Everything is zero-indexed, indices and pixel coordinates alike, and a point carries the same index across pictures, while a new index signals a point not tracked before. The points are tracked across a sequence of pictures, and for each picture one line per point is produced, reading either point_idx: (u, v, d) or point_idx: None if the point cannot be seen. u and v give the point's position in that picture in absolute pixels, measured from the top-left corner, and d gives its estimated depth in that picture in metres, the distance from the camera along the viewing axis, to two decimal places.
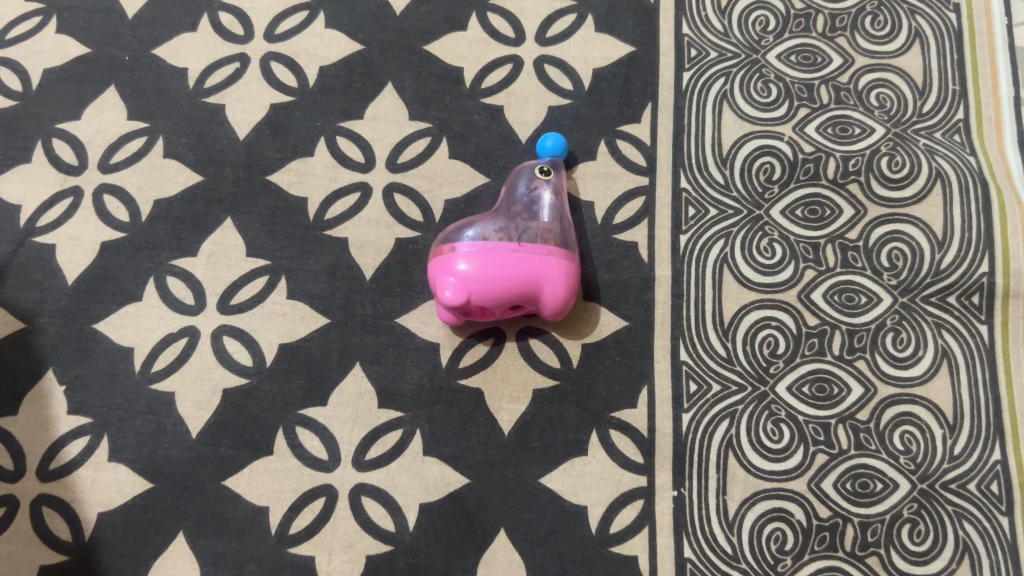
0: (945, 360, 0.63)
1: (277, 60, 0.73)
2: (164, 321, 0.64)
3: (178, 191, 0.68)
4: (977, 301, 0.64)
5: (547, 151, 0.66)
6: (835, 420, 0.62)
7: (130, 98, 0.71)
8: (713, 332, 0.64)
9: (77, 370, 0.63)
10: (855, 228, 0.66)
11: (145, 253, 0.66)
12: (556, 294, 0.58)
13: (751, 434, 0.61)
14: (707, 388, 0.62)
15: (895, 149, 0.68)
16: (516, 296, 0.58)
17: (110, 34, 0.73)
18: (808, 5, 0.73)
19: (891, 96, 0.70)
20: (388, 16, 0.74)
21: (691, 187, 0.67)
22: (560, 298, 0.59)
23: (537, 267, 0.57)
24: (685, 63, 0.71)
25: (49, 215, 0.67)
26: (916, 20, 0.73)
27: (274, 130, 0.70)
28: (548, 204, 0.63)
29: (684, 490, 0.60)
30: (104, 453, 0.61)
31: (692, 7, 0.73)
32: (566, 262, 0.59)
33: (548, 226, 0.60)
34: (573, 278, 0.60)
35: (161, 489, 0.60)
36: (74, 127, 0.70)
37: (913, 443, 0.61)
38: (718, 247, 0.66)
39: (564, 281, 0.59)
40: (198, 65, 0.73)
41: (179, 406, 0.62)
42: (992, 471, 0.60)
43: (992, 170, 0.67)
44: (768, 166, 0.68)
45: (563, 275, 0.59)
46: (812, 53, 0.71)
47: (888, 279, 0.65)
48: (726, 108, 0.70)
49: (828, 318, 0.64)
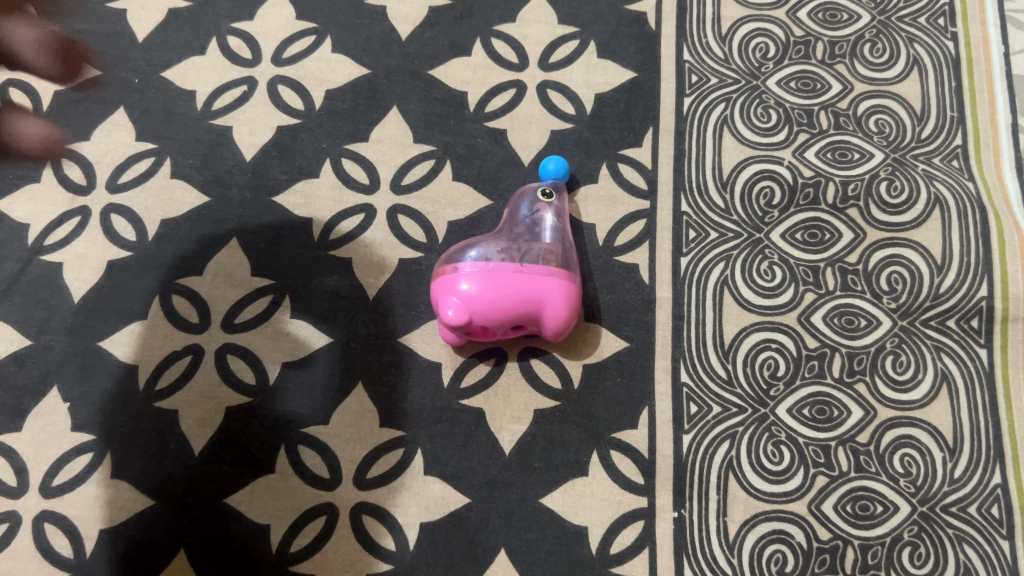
0: (944, 383, 0.63)
1: (284, 83, 0.74)
2: (169, 339, 0.65)
3: (186, 211, 0.69)
4: (976, 325, 0.64)
5: (550, 174, 0.67)
6: (835, 442, 0.62)
7: (138, 119, 0.72)
8: (713, 353, 0.64)
9: (82, 387, 0.64)
10: (855, 252, 0.67)
11: (152, 272, 0.67)
12: (560, 314, 0.59)
13: (751, 455, 0.61)
14: (708, 409, 0.62)
15: (894, 174, 0.69)
16: (519, 316, 0.58)
17: (120, 57, 0.75)
18: (808, 32, 0.74)
19: (891, 121, 0.71)
20: (393, 42, 0.75)
21: (692, 210, 0.68)
22: (561, 318, 0.59)
23: (542, 289, 0.58)
24: (687, 89, 0.72)
25: (56, 234, 0.68)
26: (914, 47, 0.74)
27: (281, 152, 0.71)
28: (550, 226, 0.63)
29: (684, 511, 0.60)
30: (107, 470, 0.61)
31: (692, 34, 0.74)
32: (569, 284, 0.60)
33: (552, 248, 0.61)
34: (575, 297, 0.60)
35: (163, 507, 0.60)
36: (83, 148, 0.71)
37: (913, 466, 0.61)
38: (718, 269, 0.66)
39: (566, 302, 0.59)
40: (207, 88, 0.74)
41: (182, 423, 0.63)
42: (992, 495, 0.60)
43: (990, 195, 0.68)
44: (768, 190, 0.69)
45: (567, 296, 0.59)
46: (812, 80, 0.72)
47: (887, 302, 0.65)
48: (726, 133, 0.71)
49: (828, 341, 0.64)
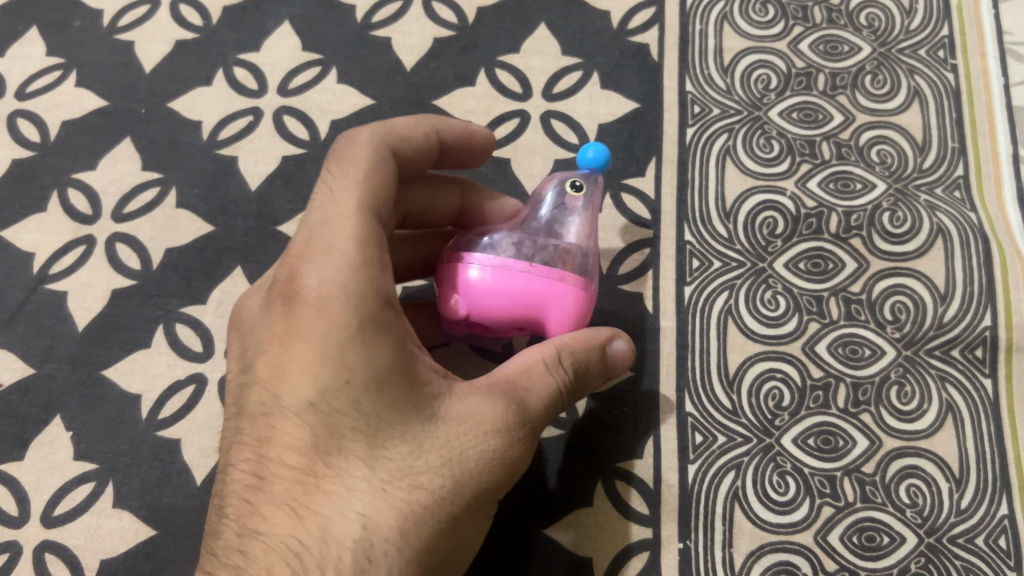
0: (949, 414, 0.62)
1: (289, 113, 0.76)
2: (172, 368, 0.67)
3: (190, 239, 0.71)
4: (980, 355, 0.64)
5: (587, 163, 0.61)
6: (841, 472, 0.61)
7: (144, 149, 0.76)
8: (718, 382, 0.64)
9: (84, 417, 0.66)
10: (858, 281, 0.67)
11: (156, 301, 0.69)
12: (566, 325, 0.53)
13: (757, 486, 0.61)
14: (713, 439, 0.62)
15: (896, 205, 0.69)
16: (516, 317, 0.52)
17: (128, 88, 0.78)
18: (809, 64, 0.74)
19: (893, 152, 0.71)
20: (398, 73, 0.77)
21: (695, 240, 0.69)
22: (560, 317, 0.52)
23: (525, 286, 0.51)
24: (689, 119, 0.73)
25: (61, 263, 0.71)
26: (914, 79, 0.73)
27: (285, 182, 0.73)
28: (566, 221, 0.58)
29: (690, 542, 0.60)
30: (108, 499, 0.63)
31: (694, 66, 0.75)
32: (578, 284, 0.52)
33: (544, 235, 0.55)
34: (585, 300, 0.53)
35: (164, 536, 0.62)
36: (89, 178, 0.75)
37: (919, 496, 0.60)
38: (722, 298, 0.66)
39: (569, 307, 0.52)
40: (212, 118, 0.76)
41: (185, 453, 0.64)
42: (1000, 526, 0.59)
43: (993, 226, 0.68)
44: (771, 220, 0.69)
45: (573, 294, 0.52)
46: (813, 111, 0.73)
47: (891, 331, 0.65)
48: (729, 163, 0.71)
49: (832, 370, 0.64)
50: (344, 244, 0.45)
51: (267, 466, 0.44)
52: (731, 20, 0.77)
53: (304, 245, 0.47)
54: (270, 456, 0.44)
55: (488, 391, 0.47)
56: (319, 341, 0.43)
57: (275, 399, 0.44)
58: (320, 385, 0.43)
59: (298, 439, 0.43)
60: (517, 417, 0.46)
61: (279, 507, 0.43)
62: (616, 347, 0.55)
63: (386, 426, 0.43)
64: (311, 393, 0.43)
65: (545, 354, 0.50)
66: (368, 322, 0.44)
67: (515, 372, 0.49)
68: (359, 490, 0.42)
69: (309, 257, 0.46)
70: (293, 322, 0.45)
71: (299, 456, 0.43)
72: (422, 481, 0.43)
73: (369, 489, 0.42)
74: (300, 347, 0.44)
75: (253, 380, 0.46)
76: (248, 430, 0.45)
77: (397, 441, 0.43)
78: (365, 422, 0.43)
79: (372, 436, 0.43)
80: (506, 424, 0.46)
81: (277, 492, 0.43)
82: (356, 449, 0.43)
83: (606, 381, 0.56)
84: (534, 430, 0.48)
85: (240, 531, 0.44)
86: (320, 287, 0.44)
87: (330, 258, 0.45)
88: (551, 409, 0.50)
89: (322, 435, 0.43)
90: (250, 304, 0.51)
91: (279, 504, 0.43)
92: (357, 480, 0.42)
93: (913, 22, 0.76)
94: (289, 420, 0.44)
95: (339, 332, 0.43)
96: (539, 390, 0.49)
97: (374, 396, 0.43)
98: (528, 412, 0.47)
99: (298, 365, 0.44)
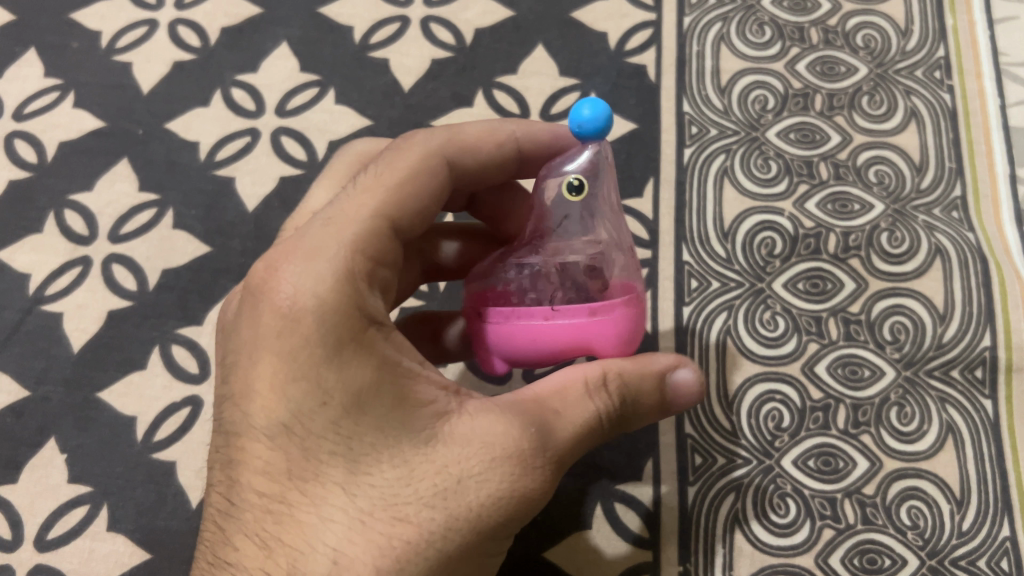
0: (950, 434, 0.62)
1: (287, 134, 0.76)
2: (167, 390, 0.66)
3: (187, 260, 0.71)
4: (980, 375, 0.63)
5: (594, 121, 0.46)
6: (841, 494, 0.61)
7: (141, 170, 0.75)
8: (717, 404, 0.64)
9: (78, 439, 0.65)
10: (857, 302, 0.66)
11: (151, 322, 0.69)
12: (619, 350, 0.47)
13: (757, 508, 0.61)
14: (713, 461, 0.62)
15: (895, 225, 0.69)
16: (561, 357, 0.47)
17: (126, 109, 0.78)
18: (807, 85, 0.75)
19: (890, 172, 0.71)
20: (396, 93, 0.77)
21: (693, 260, 0.69)
22: (615, 347, 0.47)
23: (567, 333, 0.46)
24: (686, 140, 0.73)
25: (58, 284, 0.71)
26: (911, 99, 0.74)
27: (283, 203, 0.73)
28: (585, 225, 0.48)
29: (689, 565, 0.60)
30: (103, 522, 0.63)
31: (692, 87, 0.75)
32: (616, 311, 0.45)
33: (567, 251, 0.48)
34: (633, 320, 0.47)
35: (158, 560, 0.61)
36: (86, 199, 0.75)
37: (920, 518, 0.60)
38: (721, 319, 0.66)
39: (615, 336, 0.46)
40: (210, 139, 0.76)
41: (179, 476, 0.64)
42: (1001, 548, 0.59)
43: (991, 246, 0.67)
44: (769, 240, 0.69)
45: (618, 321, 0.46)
46: (811, 131, 0.73)
47: (891, 352, 0.65)
48: (727, 183, 0.71)
49: (832, 392, 0.64)
50: (329, 249, 0.42)
51: (240, 490, 0.42)
52: (729, 41, 0.77)
53: (283, 247, 0.43)
54: (244, 479, 0.42)
55: (505, 409, 0.43)
56: (292, 358, 0.40)
57: (245, 418, 0.42)
58: (293, 406, 0.40)
59: (269, 463, 0.41)
60: (531, 443, 0.42)
61: (251, 538, 0.41)
62: (667, 368, 0.49)
63: (368, 452, 0.40)
64: (283, 415, 0.41)
65: (588, 374, 0.46)
66: (345, 338, 0.40)
67: (549, 392, 0.45)
68: (334, 523, 0.40)
69: (288, 258, 0.42)
70: (262, 333, 0.41)
71: (271, 482, 0.41)
72: (408, 514, 0.40)
73: (345, 522, 0.40)
74: (270, 364, 0.41)
75: (226, 394, 0.43)
76: (223, 449, 0.43)
77: (382, 468, 0.40)
78: (344, 446, 0.40)
79: (351, 462, 0.40)
80: (519, 451, 0.42)
81: (248, 520, 0.41)
82: (335, 476, 0.40)
83: (664, 415, 0.51)
84: (558, 456, 0.44)
85: (214, 558, 0.43)
86: (293, 296, 0.41)
87: (312, 262, 0.41)
88: (585, 436, 0.45)
89: (296, 461, 0.41)
90: (231, 302, 0.48)
91: (251, 533, 0.41)
92: (334, 509, 0.40)
93: (910, 43, 0.76)
94: (259, 442, 0.41)
95: (313, 349, 0.40)
96: (571, 413, 0.45)
97: (355, 419, 0.40)
98: (547, 434, 0.43)
99: (268, 383, 0.41)
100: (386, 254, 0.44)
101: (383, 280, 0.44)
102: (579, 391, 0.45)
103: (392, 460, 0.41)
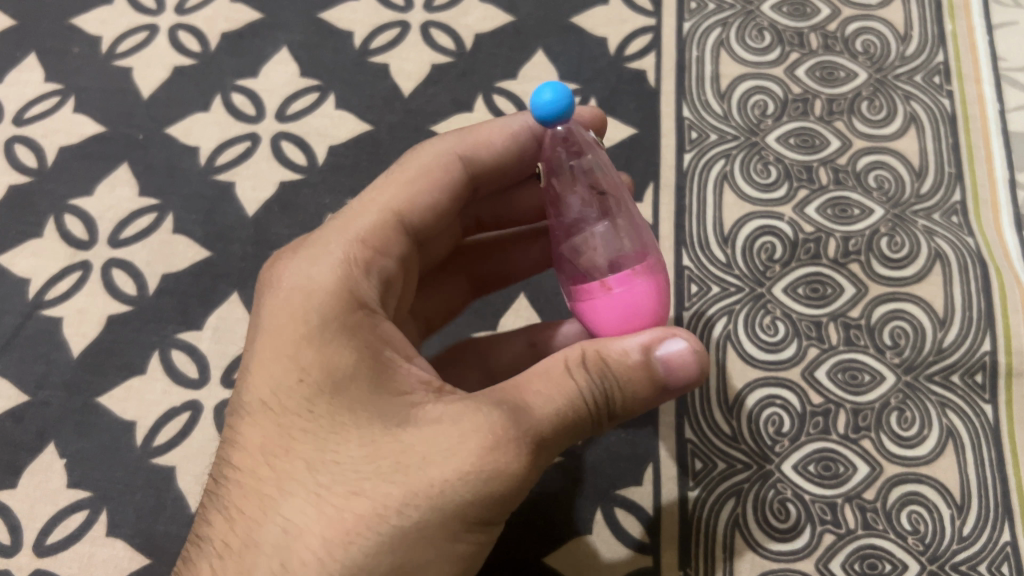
0: (950, 439, 0.62)
1: (287, 139, 0.76)
2: (167, 395, 0.66)
3: (187, 265, 0.71)
4: (980, 380, 0.63)
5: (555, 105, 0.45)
6: (842, 499, 0.61)
7: (141, 175, 0.75)
8: (717, 409, 0.64)
9: (78, 444, 0.65)
10: (857, 306, 0.66)
11: (152, 327, 0.69)
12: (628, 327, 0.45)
13: (757, 512, 0.61)
14: (713, 466, 0.62)
15: (895, 229, 0.69)
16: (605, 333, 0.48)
17: (126, 114, 0.78)
18: (806, 90, 0.75)
19: (890, 177, 0.71)
20: (396, 99, 0.77)
21: (693, 264, 0.69)
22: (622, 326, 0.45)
23: (602, 312, 0.45)
24: (686, 145, 0.73)
25: (57, 288, 0.71)
26: (911, 104, 0.74)
27: (282, 207, 0.73)
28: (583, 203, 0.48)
29: (690, 571, 0.59)
30: (102, 528, 0.63)
31: (692, 92, 0.75)
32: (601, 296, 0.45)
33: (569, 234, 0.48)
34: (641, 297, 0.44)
35: (157, 565, 0.61)
36: (86, 204, 0.75)
37: (921, 523, 0.60)
38: (721, 324, 0.66)
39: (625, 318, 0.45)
40: (210, 144, 0.76)
41: (179, 481, 0.63)
42: (1002, 553, 0.58)
43: (991, 251, 0.67)
44: (769, 245, 0.69)
45: (638, 297, 0.44)
46: (811, 136, 0.73)
47: (891, 357, 0.65)
48: (726, 188, 0.71)
49: (832, 397, 0.64)
50: (331, 246, 0.46)
51: (225, 471, 0.43)
52: (729, 46, 0.77)
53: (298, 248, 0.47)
54: (229, 458, 0.43)
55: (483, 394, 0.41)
56: (280, 337, 0.43)
57: (238, 399, 0.43)
58: (275, 382, 0.42)
59: (248, 439, 0.42)
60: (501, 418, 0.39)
61: (222, 512, 0.41)
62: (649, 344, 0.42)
63: (337, 428, 0.40)
64: (266, 392, 0.42)
65: (574, 352, 0.42)
66: (331, 318, 0.43)
67: (533, 375, 0.41)
68: (293, 496, 0.39)
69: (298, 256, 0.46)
70: (262, 317, 0.44)
71: (248, 458, 0.42)
72: (365, 488, 0.39)
73: (305, 495, 0.39)
74: (261, 343, 0.43)
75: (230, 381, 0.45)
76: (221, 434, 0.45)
77: (349, 446, 0.40)
78: (315, 422, 0.41)
79: (322, 438, 0.40)
80: (486, 425, 0.39)
81: (224, 497, 0.42)
82: (303, 452, 0.40)
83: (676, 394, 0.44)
84: (538, 435, 0.39)
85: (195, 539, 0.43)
86: (295, 285, 0.44)
87: (315, 256, 0.45)
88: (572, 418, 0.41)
89: (271, 436, 0.41)
90: None
91: (224, 508, 0.41)
92: (296, 483, 0.40)
93: (909, 48, 0.76)
94: (244, 419, 0.42)
95: (301, 328, 0.42)
96: (553, 388, 0.41)
97: (329, 397, 0.41)
98: (520, 411, 0.40)
99: (257, 361, 0.43)
100: (390, 253, 0.47)
101: (387, 274, 0.47)
102: (561, 369, 0.41)
103: (362, 440, 0.40)
